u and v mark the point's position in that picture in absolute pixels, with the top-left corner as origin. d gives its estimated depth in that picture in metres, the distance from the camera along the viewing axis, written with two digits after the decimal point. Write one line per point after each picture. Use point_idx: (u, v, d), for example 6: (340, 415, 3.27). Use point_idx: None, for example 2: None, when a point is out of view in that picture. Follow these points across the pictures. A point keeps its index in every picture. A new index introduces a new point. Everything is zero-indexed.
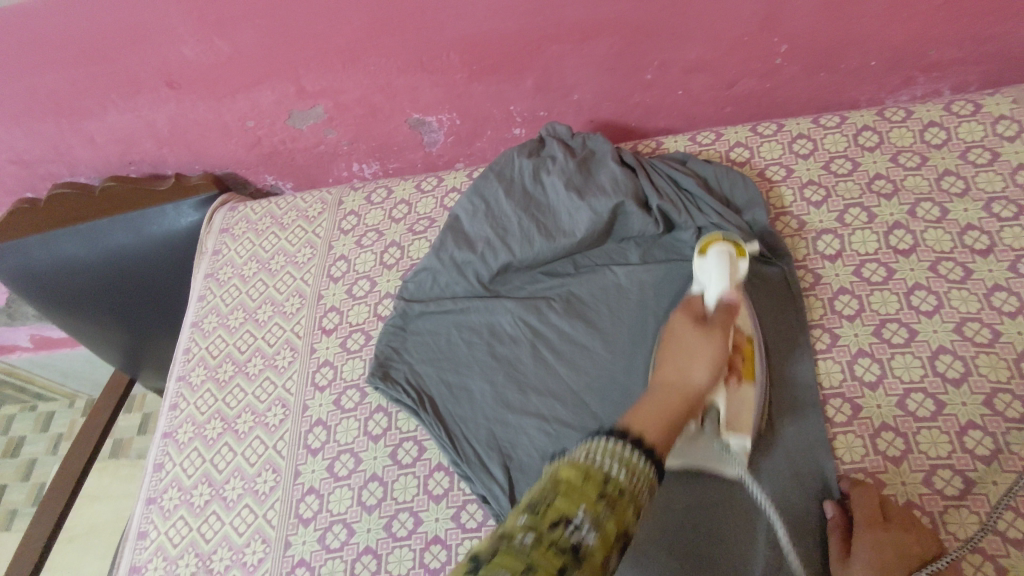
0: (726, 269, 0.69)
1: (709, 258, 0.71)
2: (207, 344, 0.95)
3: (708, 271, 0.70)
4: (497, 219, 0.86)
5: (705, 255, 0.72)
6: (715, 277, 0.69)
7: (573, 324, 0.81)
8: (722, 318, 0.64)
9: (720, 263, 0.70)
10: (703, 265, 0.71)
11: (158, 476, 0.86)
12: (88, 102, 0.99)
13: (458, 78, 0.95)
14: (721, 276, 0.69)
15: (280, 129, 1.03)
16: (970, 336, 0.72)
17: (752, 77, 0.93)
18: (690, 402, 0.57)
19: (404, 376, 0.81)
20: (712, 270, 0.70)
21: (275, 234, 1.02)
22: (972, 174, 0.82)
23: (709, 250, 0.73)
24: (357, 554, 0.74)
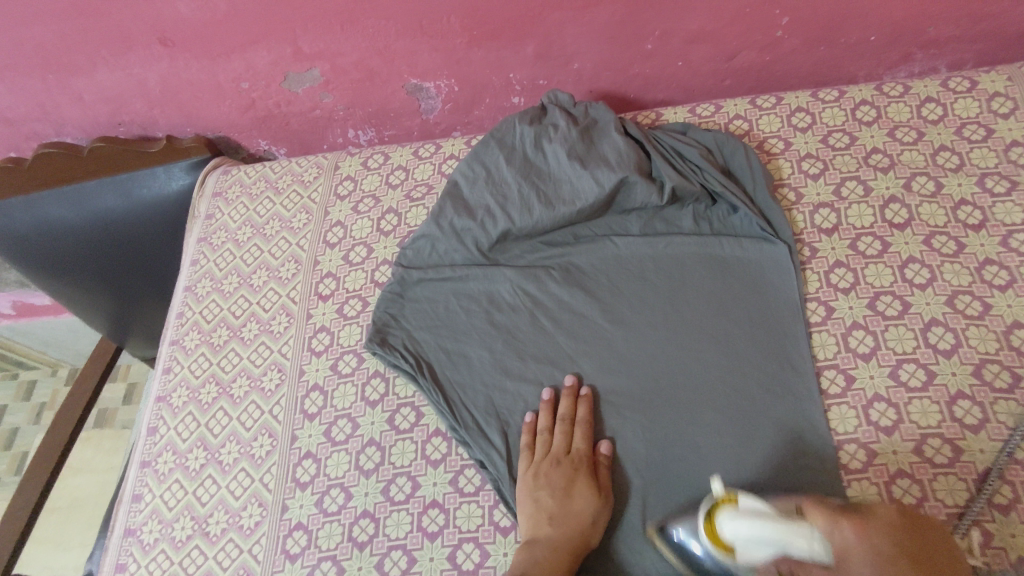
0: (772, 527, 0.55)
1: (730, 529, 0.58)
2: (200, 308, 0.94)
3: (750, 536, 0.56)
4: (497, 188, 0.86)
5: (735, 553, 0.57)
6: (780, 543, 0.54)
7: (573, 293, 0.81)
8: None
9: (750, 518, 0.56)
10: (742, 553, 0.56)
11: (152, 440, 0.86)
12: (77, 58, 0.96)
13: (458, 43, 0.94)
14: (794, 538, 0.53)
15: (274, 92, 1.02)
16: (961, 309, 0.73)
17: (752, 50, 0.93)
18: (570, 543, 0.65)
19: (402, 342, 0.81)
20: (758, 548, 0.55)
21: (270, 199, 1.01)
22: (967, 150, 0.83)
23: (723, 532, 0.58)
24: (355, 517, 0.74)
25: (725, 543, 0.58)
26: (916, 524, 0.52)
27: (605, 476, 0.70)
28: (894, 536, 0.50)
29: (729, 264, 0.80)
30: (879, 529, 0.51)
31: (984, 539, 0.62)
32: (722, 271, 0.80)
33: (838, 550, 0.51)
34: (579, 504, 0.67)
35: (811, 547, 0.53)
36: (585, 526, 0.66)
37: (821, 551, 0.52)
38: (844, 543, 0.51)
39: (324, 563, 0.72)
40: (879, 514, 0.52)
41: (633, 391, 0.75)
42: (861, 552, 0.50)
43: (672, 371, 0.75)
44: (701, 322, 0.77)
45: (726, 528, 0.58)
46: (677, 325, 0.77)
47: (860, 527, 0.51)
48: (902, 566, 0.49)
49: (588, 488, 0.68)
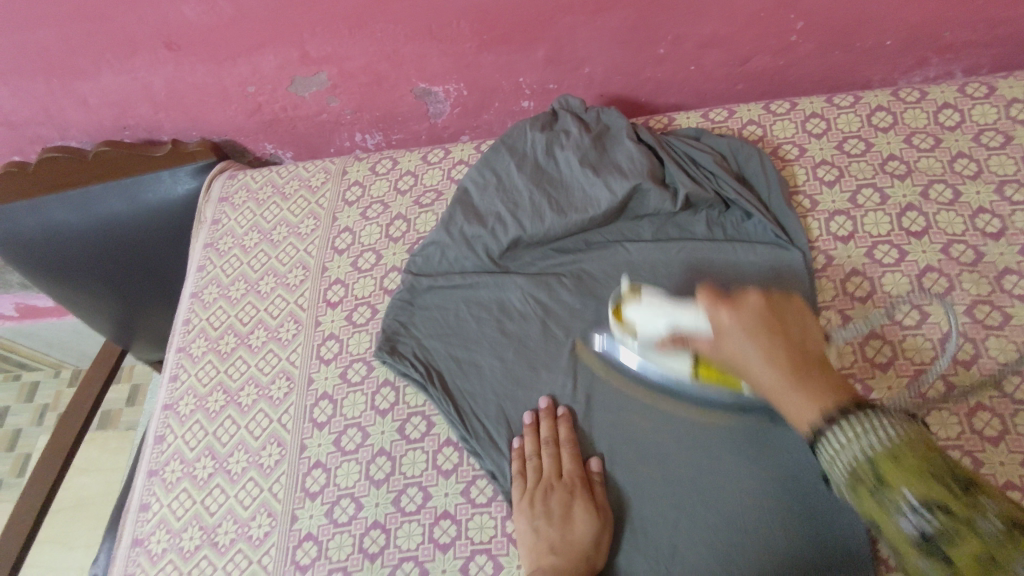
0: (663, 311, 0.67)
1: (631, 313, 0.71)
2: (207, 315, 0.93)
3: (645, 320, 0.69)
4: (508, 194, 0.86)
5: (631, 330, 0.72)
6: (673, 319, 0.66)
7: (585, 301, 0.81)
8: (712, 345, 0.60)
9: (652, 307, 0.69)
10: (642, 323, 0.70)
11: (159, 449, 0.85)
12: (82, 62, 0.95)
13: (468, 47, 0.92)
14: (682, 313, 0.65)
15: (281, 96, 1.01)
16: (981, 319, 0.72)
17: (766, 54, 0.92)
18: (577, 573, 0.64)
19: (412, 351, 0.80)
20: (653, 325, 0.68)
21: (277, 204, 1.00)
22: (984, 157, 0.82)
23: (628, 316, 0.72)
24: (365, 528, 0.73)
25: (625, 321, 0.73)
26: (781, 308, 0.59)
27: (601, 493, 0.69)
28: (756, 315, 0.57)
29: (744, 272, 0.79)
30: (749, 311, 0.57)
31: None
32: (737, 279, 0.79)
33: (717, 328, 0.58)
34: (579, 528, 0.66)
35: (698, 320, 0.63)
36: (589, 550, 0.65)
37: (700, 325, 0.63)
38: (721, 324, 0.58)
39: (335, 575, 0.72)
40: (749, 298, 0.58)
41: (647, 400, 0.74)
42: (734, 330, 0.57)
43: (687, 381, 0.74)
44: None
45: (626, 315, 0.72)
46: None
47: (735, 309, 0.57)
48: (760, 333, 0.56)
49: (586, 511, 0.67)
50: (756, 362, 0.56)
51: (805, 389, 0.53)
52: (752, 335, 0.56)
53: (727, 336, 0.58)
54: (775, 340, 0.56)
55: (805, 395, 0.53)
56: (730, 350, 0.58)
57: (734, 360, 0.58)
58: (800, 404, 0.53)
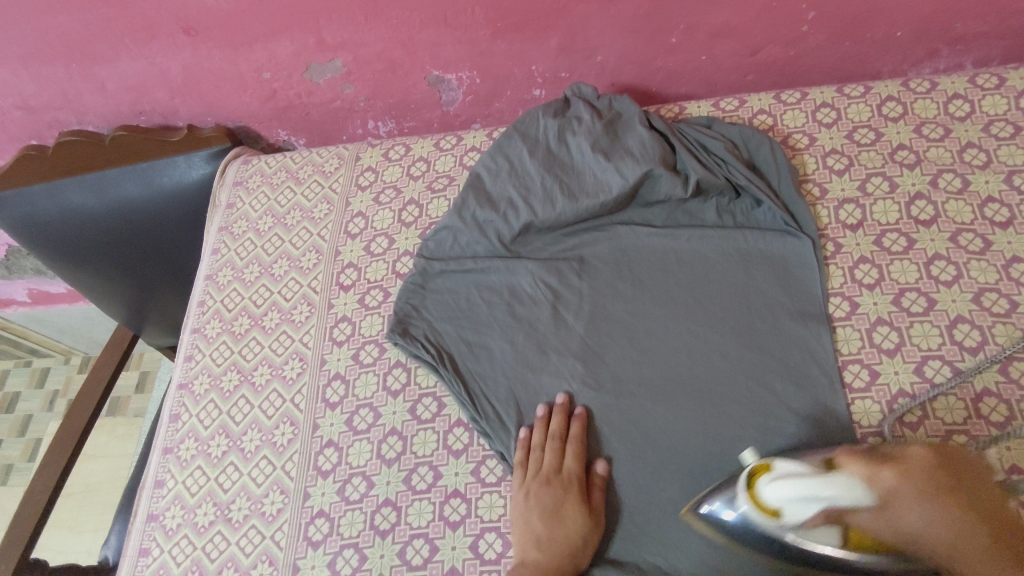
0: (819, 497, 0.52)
1: (777, 493, 0.54)
2: (221, 297, 0.95)
3: (797, 501, 0.53)
4: (520, 181, 0.87)
5: (782, 516, 0.55)
6: (829, 500, 0.52)
7: (593, 286, 0.82)
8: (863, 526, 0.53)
9: (795, 482, 0.53)
10: (792, 508, 0.54)
11: (174, 427, 0.86)
12: (101, 47, 0.96)
13: (482, 35, 0.93)
14: (838, 493, 0.51)
15: (296, 82, 1.02)
16: (988, 306, 0.73)
17: (777, 45, 0.93)
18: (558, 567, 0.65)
19: (423, 333, 0.82)
20: (804, 511, 0.53)
21: (290, 189, 1.02)
22: (994, 147, 0.82)
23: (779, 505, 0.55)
24: (377, 506, 0.75)
25: (769, 506, 0.56)
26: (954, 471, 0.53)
27: (596, 495, 0.69)
28: (927, 481, 0.52)
29: (752, 258, 0.80)
30: (916, 469, 0.52)
31: None
32: (746, 265, 0.79)
33: (885, 496, 0.51)
34: (570, 527, 0.67)
35: (855, 495, 0.51)
36: (573, 547, 0.66)
37: (862, 497, 0.51)
38: (892, 489, 0.51)
39: (347, 551, 0.73)
40: (911, 453, 0.53)
41: (655, 382, 0.74)
42: (911, 494, 0.51)
43: (695, 366, 0.74)
44: (725, 316, 0.77)
45: (771, 493, 0.55)
46: (701, 318, 0.77)
47: (901, 468, 0.52)
48: (933, 492, 0.51)
49: (577, 511, 0.67)
50: (958, 540, 0.50)
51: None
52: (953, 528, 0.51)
53: (897, 505, 0.51)
54: (965, 516, 0.51)
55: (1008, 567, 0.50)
56: (904, 527, 0.51)
57: (905, 534, 0.52)
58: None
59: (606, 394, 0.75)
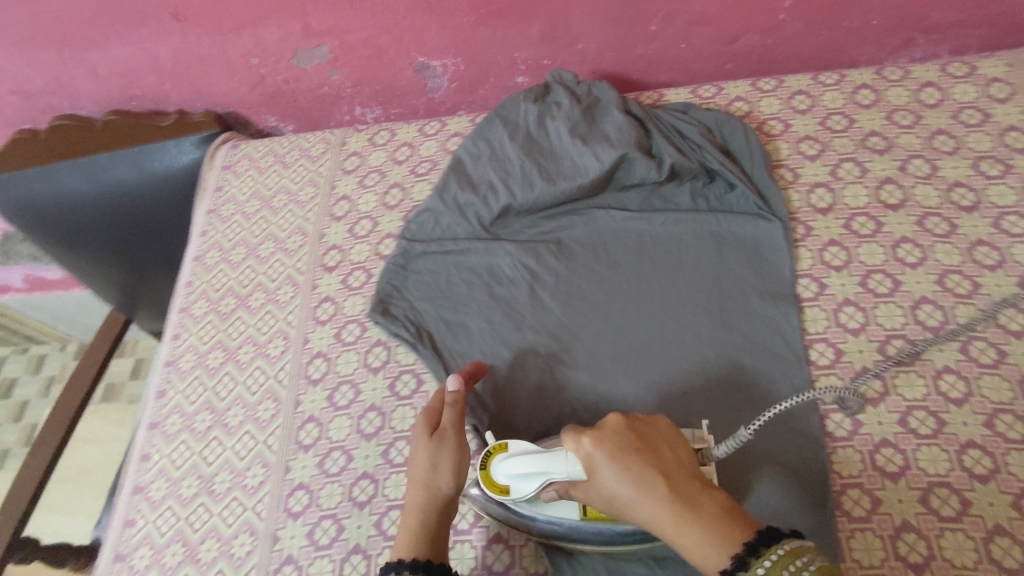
0: (533, 473, 0.61)
1: (503, 472, 0.63)
2: (208, 277, 0.97)
3: (522, 475, 0.62)
4: (500, 164, 0.89)
5: (511, 492, 0.64)
6: (547, 475, 0.61)
7: (569, 267, 0.84)
8: (589, 495, 0.59)
9: (522, 462, 0.62)
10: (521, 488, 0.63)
11: (161, 402, 0.88)
12: (92, 32, 0.98)
13: (465, 22, 0.95)
14: (555, 470, 0.60)
15: (284, 68, 1.03)
16: (951, 288, 0.75)
17: (755, 33, 0.94)
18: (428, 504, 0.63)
19: (403, 312, 0.84)
20: (532, 482, 0.62)
21: (278, 172, 1.04)
22: (963, 133, 0.84)
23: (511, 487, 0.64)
24: (355, 478, 0.77)
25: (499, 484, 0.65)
26: (649, 443, 0.57)
27: (444, 416, 0.67)
28: (617, 448, 0.56)
29: (725, 241, 0.82)
30: (609, 436, 0.57)
31: (963, 506, 0.63)
32: (718, 247, 0.81)
33: (584, 463, 0.57)
34: (420, 455, 0.65)
35: (570, 467, 0.59)
36: (426, 474, 0.64)
37: (575, 471, 0.59)
38: (587, 456, 0.57)
39: (325, 521, 0.75)
40: (606, 424, 0.59)
41: (626, 360, 0.76)
42: (599, 459, 0.56)
43: (665, 344, 0.76)
44: (696, 296, 0.79)
45: (497, 472, 0.64)
46: (673, 298, 0.79)
47: (595, 436, 0.58)
48: (626, 459, 0.55)
49: (424, 435, 0.66)
50: (641, 496, 0.53)
51: (690, 531, 0.51)
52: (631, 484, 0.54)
53: (597, 472, 0.56)
54: (653, 475, 0.54)
55: (686, 515, 0.52)
56: (606, 492, 0.56)
57: (612, 501, 0.56)
58: (693, 538, 0.51)
59: (578, 369, 0.77)
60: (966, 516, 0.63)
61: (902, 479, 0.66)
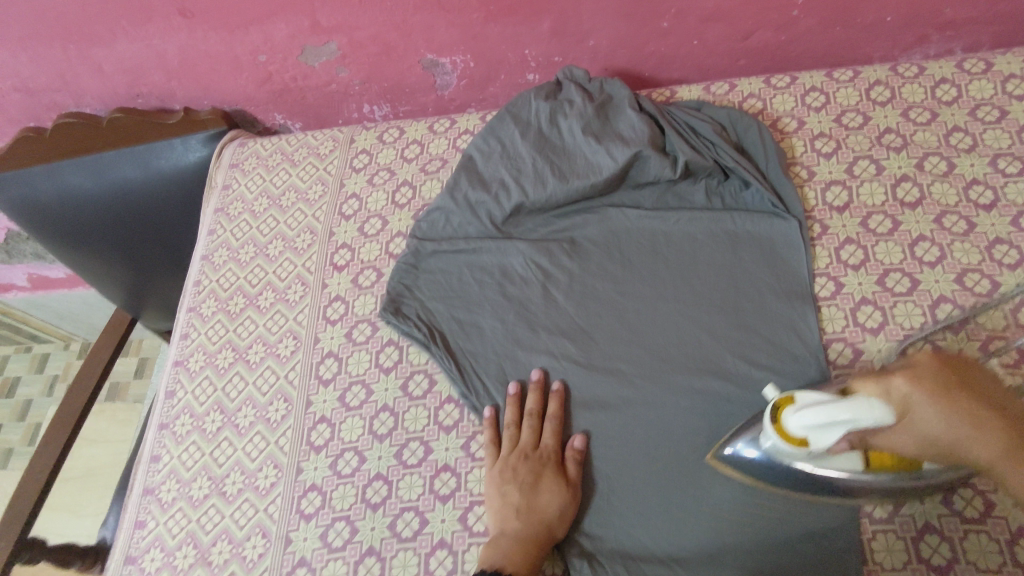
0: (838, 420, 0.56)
1: (800, 422, 0.59)
2: (216, 277, 0.96)
3: (821, 424, 0.58)
4: (513, 162, 0.88)
5: (809, 444, 0.59)
6: (854, 422, 0.55)
7: (582, 266, 0.83)
8: (888, 437, 0.57)
9: (817, 409, 0.58)
10: (822, 438, 0.58)
11: (170, 403, 0.87)
12: (97, 28, 0.97)
13: (475, 18, 0.94)
14: (864, 414, 0.55)
15: (292, 65, 1.03)
16: (970, 286, 0.74)
17: (768, 29, 0.94)
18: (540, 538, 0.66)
19: (415, 312, 0.83)
20: (831, 433, 0.58)
21: (286, 171, 1.03)
22: (980, 131, 0.83)
23: (803, 436, 0.59)
24: (368, 480, 0.76)
25: (796, 437, 0.60)
26: (970, 385, 0.56)
27: (572, 467, 0.70)
28: (936, 390, 0.55)
29: (740, 240, 0.81)
30: (925, 375, 0.56)
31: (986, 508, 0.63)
32: (733, 246, 0.81)
33: (899, 402, 0.55)
34: (546, 497, 0.68)
35: (875, 412, 0.54)
36: (551, 518, 0.67)
37: (884, 415, 0.54)
38: (902, 395, 0.55)
39: (338, 523, 0.74)
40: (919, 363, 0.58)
41: (643, 360, 0.76)
42: (916, 399, 0.55)
43: (681, 344, 0.76)
44: (712, 295, 0.78)
45: (794, 423, 0.60)
46: (689, 297, 0.78)
47: (909, 376, 0.56)
48: (949, 399, 0.55)
49: (555, 481, 0.69)
50: (972, 437, 0.54)
51: None
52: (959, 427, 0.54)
53: (913, 411, 0.55)
54: (980, 415, 0.54)
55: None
56: (925, 432, 0.55)
57: (926, 439, 0.56)
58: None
59: (594, 369, 0.76)
60: (989, 517, 0.62)
61: None
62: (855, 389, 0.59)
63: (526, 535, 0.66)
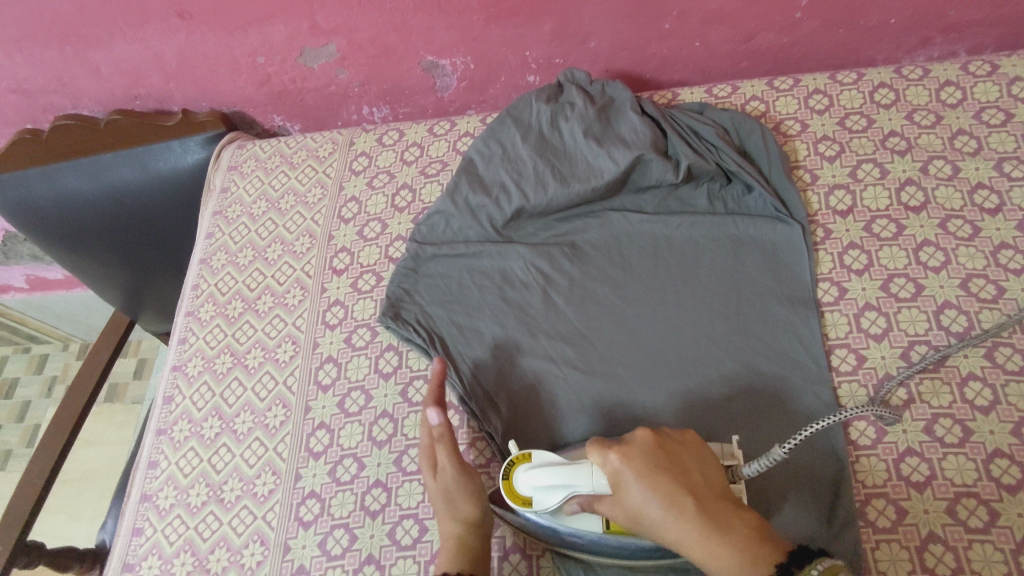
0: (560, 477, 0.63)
1: (528, 481, 0.65)
2: (215, 281, 0.95)
3: (546, 484, 0.64)
4: (513, 166, 0.87)
5: (533, 504, 0.65)
6: (573, 484, 0.63)
7: (583, 270, 0.82)
8: (610, 509, 0.60)
9: (545, 468, 0.64)
10: (546, 496, 0.64)
11: (168, 408, 0.87)
12: (95, 30, 0.96)
13: (475, 20, 0.93)
14: (579, 476, 0.62)
15: (290, 67, 1.02)
16: (975, 292, 0.73)
17: (771, 31, 0.93)
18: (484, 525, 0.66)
19: (415, 317, 0.82)
20: (553, 493, 0.64)
21: (285, 173, 1.02)
22: (985, 134, 0.83)
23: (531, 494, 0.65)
24: (367, 487, 0.75)
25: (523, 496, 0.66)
26: (679, 463, 0.59)
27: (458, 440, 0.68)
28: (652, 466, 0.58)
29: (743, 245, 0.80)
30: (637, 453, 0.59)
31: (992, 517, 0.62)
32: (736, 251, 0.80)
33: (611, 477, 0.59)
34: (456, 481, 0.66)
35: None
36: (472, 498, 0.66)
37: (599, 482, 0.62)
38: (614, 471, 0.59)
39: (337, 531, 0.73)
40: (635, 440, 0.60)
41: (645, 366, 0.75)
42: (628, 475, 0.58)
43: (683, 350, 0.75)
44: (715, 301, 0.77)
45: (523, 482, 0.66)
46: (691, 302, 0.78)
47: (625, 453, 0.59)
48: (654, 475, 0.57)
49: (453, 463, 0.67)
50: (664, 515, 0.56)
51: (719, 552, 0.54)
52: (668, 503, 0.56)
53: (623, 487, 0.58)
54: (680, 493, 0.57)
55: (710, 537, 0.54)
56: (633, 508, 0.58)
57: (638, 517, 0.58)
58: (721, 558, 0.54)
59: (595, 375, 0.76)
60: (995, 527, 0.62)
61: (927, 489, 0.64)
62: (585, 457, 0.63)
63: (457, 540, 0.65)
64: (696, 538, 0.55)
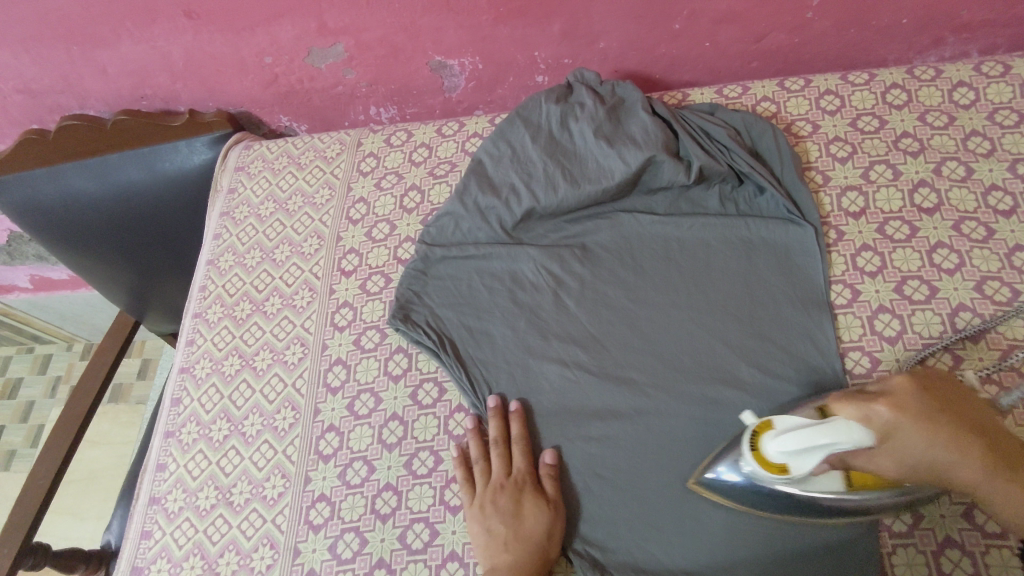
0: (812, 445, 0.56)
1: (778, 448, 0.58)
2: (222, 282, 0.95)
3: (795, 451, 0.57)
4: (524, 166, 0.87)
5: (789, 470, 0.59)
6: (828, 448, 0.55)
7: (595, 273, 0.82)
8: (878, 461, 0.55)
9: (793, 433, 0.57)
10: (797, 463, 0.58)
11: (175, 411, 0.86)
12: (101, 30, 0.96)
13: (484, 20, 0.93)
14: (835, 439, 0.54)
15: (298, 67, 1.01)
16: (990, 294, 0.73)
17: (781, 31, 0.92)
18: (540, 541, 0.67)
19: (425, 319, 0.81)
20: (807, 460, 0.57)
21: (292, 174, 1.01)
22: (998, 135, 0.82)
23: (779, 460, 0.59)
24: (377, 490, 0.75)
25: (774, 463, 0.60)
26: (950, 402, 0.54)
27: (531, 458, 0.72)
28: (921, 412, 0.53)
29: (755, 247, 0.80)
30: (907, 401, 0.53)
31: None
32: (748, 254, 0.79)
33: (881, 430, 0.53)
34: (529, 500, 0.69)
35: (851, 437, 0.53)
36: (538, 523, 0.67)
37: (861, 439, 0.53)
38: (884, 423, 0.53)
39: (348, 534, 0.73)
40: (898, 388, 0.55)
41: (657, 369, 0.74)
42: (901, 427, 0.53)
43: (696, 353, 0.74)
44: (728, 303, 0.77)
45: (772, 449, 0.59)
46: (703, 305, 0.77)
47: (892, 402, 0.54)
48: (935, 422, 0.52)
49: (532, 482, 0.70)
50: (960, 463, 0.52)
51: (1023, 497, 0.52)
52: (954, 451, 0.52)
53: (897, 437, 0.53)
54: (966, 437, 0.52)
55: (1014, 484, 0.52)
56: (909, 458, 0.53)
57: (915, 466, 0.53)
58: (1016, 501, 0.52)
59: (607, 378, 0.75)
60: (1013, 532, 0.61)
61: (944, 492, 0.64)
62: (830, 412, 0.58)
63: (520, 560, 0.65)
64: (988, 482, 0.52)
